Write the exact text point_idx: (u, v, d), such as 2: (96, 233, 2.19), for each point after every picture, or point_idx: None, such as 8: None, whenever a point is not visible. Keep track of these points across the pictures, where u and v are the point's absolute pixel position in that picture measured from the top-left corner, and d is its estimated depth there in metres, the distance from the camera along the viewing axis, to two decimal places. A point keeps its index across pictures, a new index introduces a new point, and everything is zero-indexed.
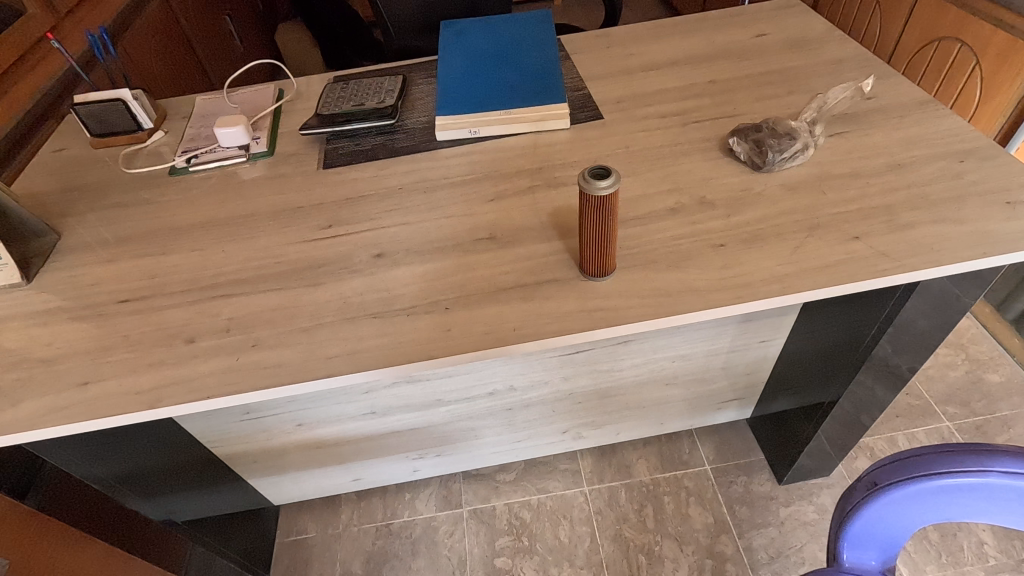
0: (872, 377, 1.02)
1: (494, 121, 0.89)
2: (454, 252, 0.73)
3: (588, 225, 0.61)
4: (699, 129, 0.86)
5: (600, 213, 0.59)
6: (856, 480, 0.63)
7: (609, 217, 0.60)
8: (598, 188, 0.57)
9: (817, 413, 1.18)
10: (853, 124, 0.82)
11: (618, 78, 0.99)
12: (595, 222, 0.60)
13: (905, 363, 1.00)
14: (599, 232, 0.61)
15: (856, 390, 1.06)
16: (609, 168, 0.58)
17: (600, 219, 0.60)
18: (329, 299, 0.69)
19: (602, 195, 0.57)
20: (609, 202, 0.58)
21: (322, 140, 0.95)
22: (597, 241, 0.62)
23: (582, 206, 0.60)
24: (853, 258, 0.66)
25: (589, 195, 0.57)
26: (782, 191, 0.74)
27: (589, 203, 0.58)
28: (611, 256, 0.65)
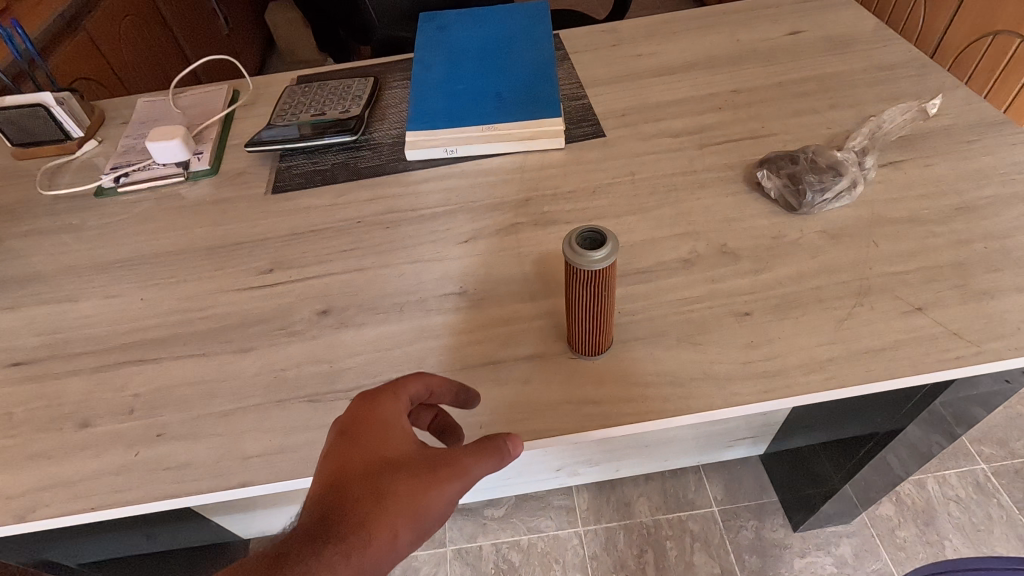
0: (926, 431, 0.85)
1: (475, 140, 0.75)
2: (415, 311, 0.60)
3: (575, 301, 0.48)
4: (720, 153, 0.71)
5: (590, 288, 0.46)
6: None
7: (603, 292, 0.46)
8: (589, 261, 0.43)
9: (842, 468, 1.04)
10: (909, 152, 0.67)
11: (625, 84, 0.84)
12: (583, 298, 0.47)
13: (965, 416, 0.83)
14: (589, 309, 0.48)
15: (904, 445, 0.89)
16: (603, 233, 0.44)
17: (591, 295, 0.46)
18: (259, 372, 0.56)
19: (593, 270, 0.43)
20: (604, 276, 0.45)
21: (274, 156, 0.80)
22: (587, 318, 0.49)
23: (567, 277, 0.46)
24: (914, 339, 0.52)
25: (576, 268, 0.44)
26: (823, 241, 0.60)
27: (576, 276, 0.45)
28: (604, 334, 0.51)
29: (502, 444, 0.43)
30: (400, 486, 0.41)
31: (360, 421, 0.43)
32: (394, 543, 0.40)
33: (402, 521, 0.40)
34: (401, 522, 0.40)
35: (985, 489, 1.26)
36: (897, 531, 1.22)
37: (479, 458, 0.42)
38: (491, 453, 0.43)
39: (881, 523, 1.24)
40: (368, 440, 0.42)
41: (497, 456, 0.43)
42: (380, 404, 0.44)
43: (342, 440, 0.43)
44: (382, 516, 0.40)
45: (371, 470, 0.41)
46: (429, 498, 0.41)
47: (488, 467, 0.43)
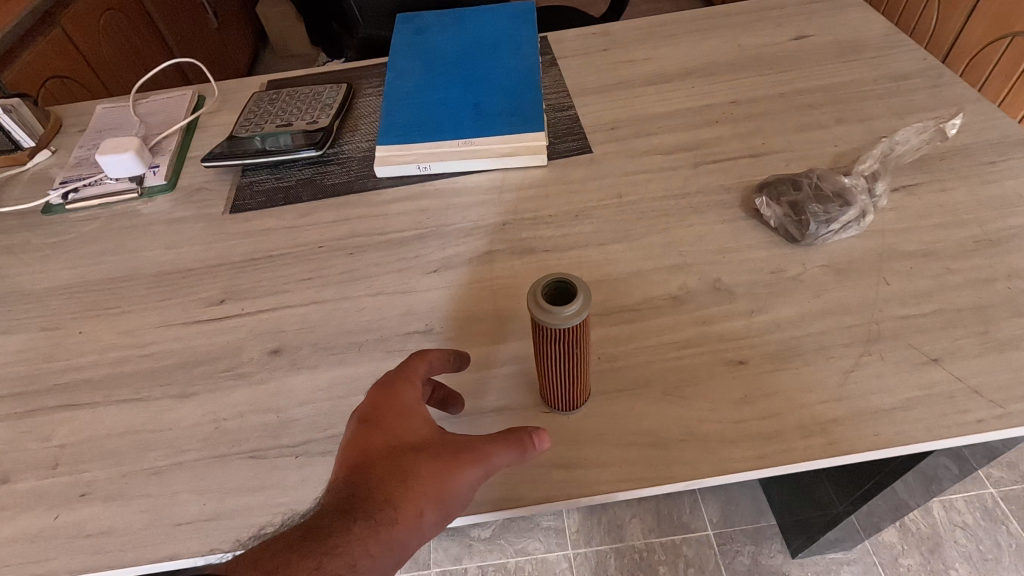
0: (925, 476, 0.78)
1: (449, 156, 0.69)
2: (375, 351, 0.54)
3: (547, 359, 0.43)
4: (716, 173, 0.65)
5: (563, 345, 0.41)
6: None
7: (578, 348, 0.42)
8: (561, 318, 0.38)
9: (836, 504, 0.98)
10: (923, 175, 0.61)
11: (615, 93, 0.78)
12: (557, 355, 0.42)
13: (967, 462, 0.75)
14: (564, 366, 0.43)
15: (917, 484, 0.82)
16: (570, 282, 0.40)
17: (565, 353, 0.42)
18: (199, 421, 0.51)
19: (566, 326, 0.39)
20: (578, 332, 0.40)
21: (236, 170, 0.75)
22: (563, 376, 0.44)
23: (536, 336, 0.41)
24: (929, 397, 0.46)
25: (547, 326, 0.39)
26: (828, 277, 0.54)
27: (547, 335, 0.40)
28: (581, 390, 0.47)
29: (525, 436, 0.42)
30: (424, 468, 0.40)
31: (378, 407, 0.43)
32: (419, 524, 0.40)
33: (426, 502, 0.40)
34: (425, 503, 0.40)
35: (993, 515, 1.20)
36: (900, 559, 1.17)
37: (501, 446, 0.42)
38: (515, 443, 0.42)
39: (884, 550, 1.19)
40: (390, 425, 0.42)
41: (521, 446, 0.42)
42: (398, 392, 0.44)
43: (363, 426, 0.42)
44: (408, 498, 0.39)
45: (395, 453, 0.41)
46: (453, 483, 0.41)
47: (512, 456, 0.42)
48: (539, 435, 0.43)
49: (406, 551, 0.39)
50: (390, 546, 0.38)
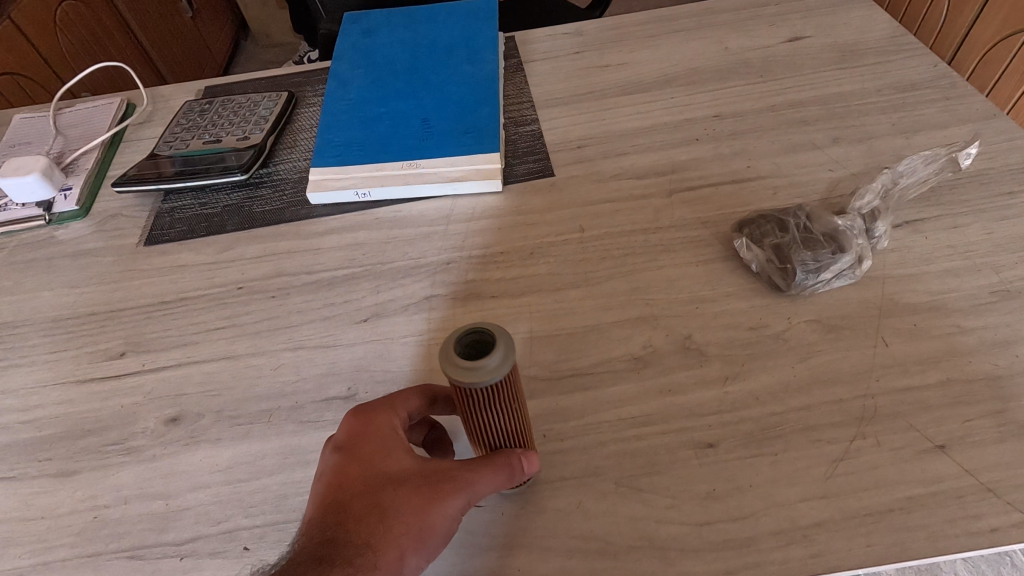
0: None
1: (390, 182, 0.60)
2: (286, 422, 0.46)
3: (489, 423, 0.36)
4: (692, 203, 0.57)
5: (508, 396, 0.34)
6: None
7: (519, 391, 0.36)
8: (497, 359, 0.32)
9: None
10: (930, 209, 0.53)
11: (583, 105, 0.69)
12: (496, 415, 0.35)
13: None
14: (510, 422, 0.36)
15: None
16: (480, 331, 0.33)
17: (507, 410, 0.35)
18: (76, 509, 0.44)
19: (513, 358, 0.32)
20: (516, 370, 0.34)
21: (158, 194, 0.67)
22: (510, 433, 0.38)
23: (467, 408, 0.34)
24: (933, 496, 0.38)
25: (491, 380, 0.31)
26: (816, 337, 0.46)
27: (487, 395, 0.33)
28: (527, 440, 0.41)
29: (514, 456, 0.37)
30: (404, 504, 0.35)
31: (356, 434, 0.38)
32: (403, 565, 0.35)
33: (408, 541, 0.35)
34: (407, 543, 0.35)
35: None
36: None
37: (493, 468, 0.37)
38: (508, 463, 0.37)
39: None
40: (368, 455, 0.37)
41: (513, 468, 0.37)
42: (373, 418, 0.38)
43: (338, 456, 0.37)
44: (392, 537, 0.35)
45: (373, 486, 0.36)
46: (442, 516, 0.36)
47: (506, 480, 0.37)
48: (530, 456, 0.38)
49: None
50: None
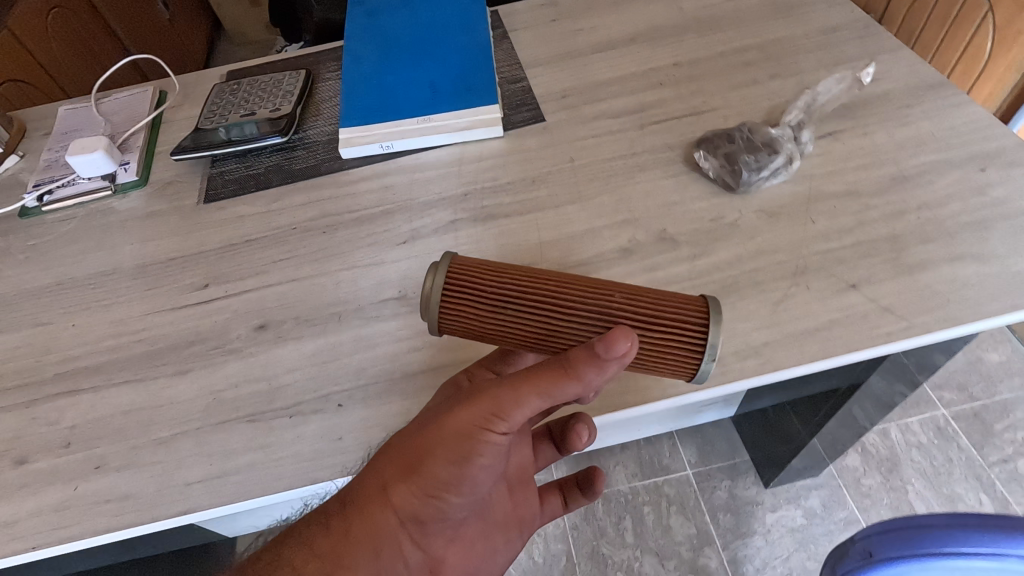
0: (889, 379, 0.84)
1: (410, 134, 0.72)
2: (354, 320, 0.58)
3: (509, 323, 0.44)
4: (661, 132, 0.70)
5: (490, 292, 0.44)
6: None
7: (509, 275, 0.44)
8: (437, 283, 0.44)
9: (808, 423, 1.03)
10: (848, 121, 0.67)
11: (563, 63, 0.82)
12: (496, 319, 0.44)
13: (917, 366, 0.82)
14: (530, 309, 0.43)
15: (872, 399, 0.90)
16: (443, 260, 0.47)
17: (501, 311, 0.44)
18: (196, 394, 0.55)
19: (445, 273, 0.44)
20: (471, 266, 0.45)
21: (206, 162, 0.77)
22: (554, 319, 0.43)
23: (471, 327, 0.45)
24: (849, 317, 0.52)
25: (442, 294, 0.44)
26: (761, 220, 0.59)
27: (458, 307, 0.44)
28: (641, 313, 0.42)
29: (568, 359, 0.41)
30: (407, 441, 0.45)
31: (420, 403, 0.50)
32: (394, 492, 0.45)
33: (398, 471, 0.45)
34: (396, 472, 0.45)
35: (945, 434, 1.31)
36: (862, 480, 1.27)
37: (539, 377, 0.42)
38: (575, 360, 0.40)
39: (847, 474, 1.28)
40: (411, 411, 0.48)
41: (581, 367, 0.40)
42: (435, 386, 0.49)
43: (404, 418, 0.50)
44: (388, 468, 0.45)
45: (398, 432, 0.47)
46: (445, 444, 0.44)
47: (566, 383, 0.41)
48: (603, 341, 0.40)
49: (373, 522, 0.45)
50: (361, 512, 0.45)
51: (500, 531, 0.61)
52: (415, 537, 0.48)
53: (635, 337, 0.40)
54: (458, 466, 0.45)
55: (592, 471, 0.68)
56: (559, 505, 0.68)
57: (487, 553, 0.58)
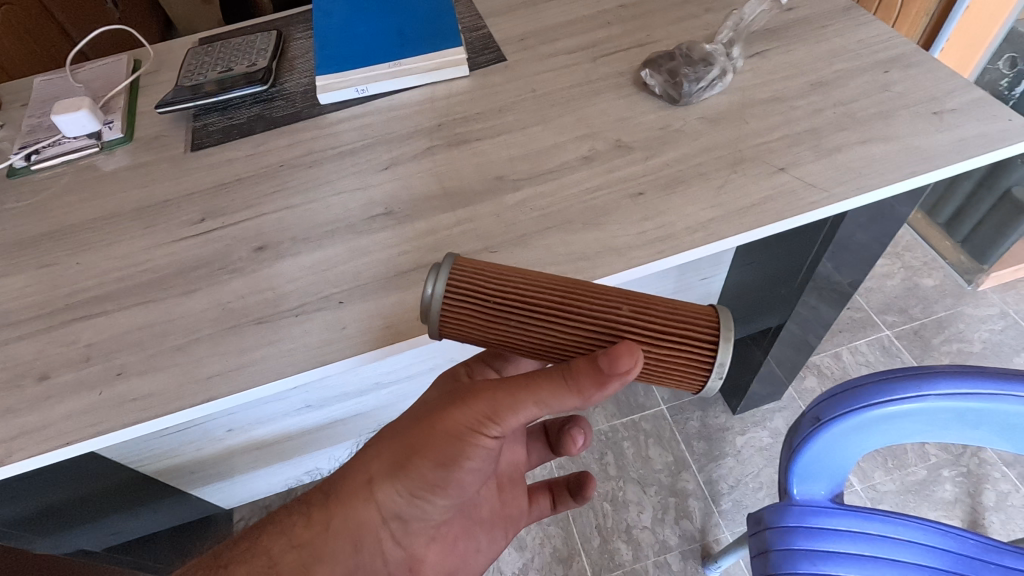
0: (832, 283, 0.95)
1: (383, 77, 0.78)
2: (346, 235, 0.64)
3: (512, 331, 0.43)
4: (611, 62, 0.77)
5: (495, 298, 0.43)
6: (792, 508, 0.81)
7: (514, 281, 0.43)
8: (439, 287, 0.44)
9: (765, 339, 1.13)
10: (773, 41, 0.76)
11: (520, 12, 0.88)
12: (499, 327, 0.44)
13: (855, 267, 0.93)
14: (534, 320, 0.43)
15: (819, 304, 1.01)
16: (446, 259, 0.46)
17: (504, 320, 0.43)
18: (205, 307, 0.60)
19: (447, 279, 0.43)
20: (476, 269, 0.44)
21: (189, 117, 0.81)
22: (558, 330, 0.43)
23: (471, 333, 0.45)
24: (780, 192, 0.60)
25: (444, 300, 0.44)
26: (702, 125, 0.68)
27: (460, 314, 0.44)
28: (649, 326, 0.42)
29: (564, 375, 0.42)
30: (399, 442, 0.51)
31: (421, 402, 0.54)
32: (380, 487, 0.52)
33: (387, 468, 0.52)
34: (384, 469, 0.52)
35: (890, 351, 1.43)
36: None
37: (535, 388, 0.44)
38: (578, 373, 0.41)
39: (806, 395, 1.39)
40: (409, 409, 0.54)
41: (579, 385, 0.42)
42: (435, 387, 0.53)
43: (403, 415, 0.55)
44: (377, 466, 0.52)
45: (393, 432, 0.53)
46: (432, 448, 0.49)
47: (564, 395, 0.43)
48: (605, 358, 0.40)
49: (359, 508, 0.53)
50: (350, 501, 0.53)
51: (483, 530, 0.68)
52: (396, 532, 0.56)
53: (640, 354, 0.40)
54: (443, 470, 0.50)
55: (584, 478, 0.76)
56: (548, 505, 0.77)
57: (470, 549, 0.66)
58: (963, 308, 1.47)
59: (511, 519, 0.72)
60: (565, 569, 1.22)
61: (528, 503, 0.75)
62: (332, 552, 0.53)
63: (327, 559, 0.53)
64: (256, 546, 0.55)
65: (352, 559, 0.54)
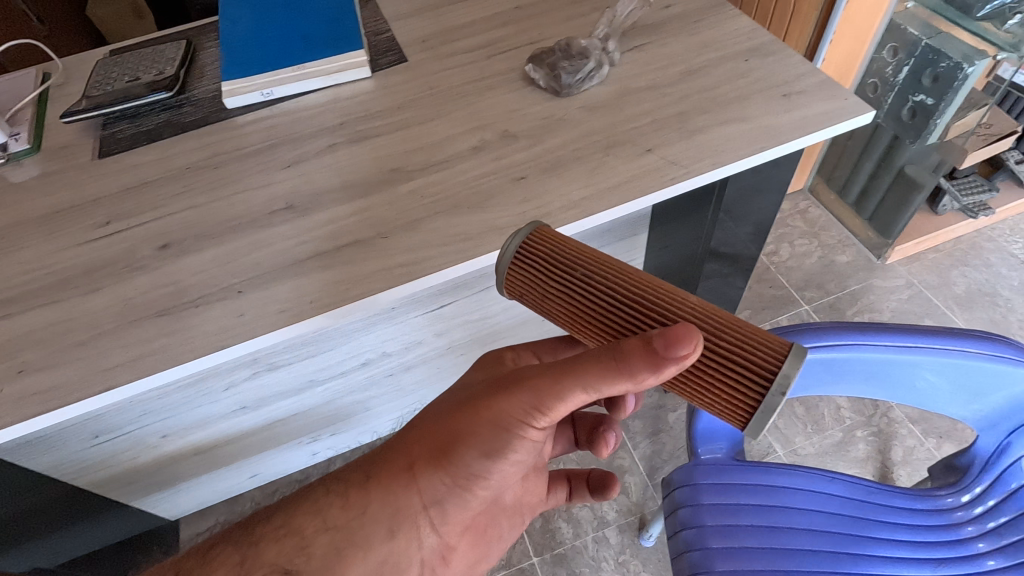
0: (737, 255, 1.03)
1: (287, 79, 0.81)
2: (247, 230, 0.67)
3: (574, 300, 0.46)
4: (504, 60, 0.83)
5: (565, 264, 0.47)
6: (699, 473, 0.86)
7: (588, 251, 0.48)
8: (516, 246, 0.50)
9: None
10: (650, 36, 0.82)
11: (423, 15, 0.93)
12: (564, 292, 0.47)
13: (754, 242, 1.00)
14: (596, 290, 0.45)
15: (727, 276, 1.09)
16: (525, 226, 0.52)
17: (569, 283, 0.47)
18: (109, 304, 0.62)
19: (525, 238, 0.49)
20: (552, 236, 0.50)
21: (98, 126, 0.83)
22: (617, 303, 0.45)
23: (538, 294, 0.49)
24: (646, 171, 0.66)
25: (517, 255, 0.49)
26: (583, 113, 0.73)
27: (532, 271, 0.49)
28: (712, 323, 0.43)
29: (619, 357, 0.42)
30: (449, 425, 0.52)
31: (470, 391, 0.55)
32: (422, 470, 0.52)
33: (431, 449, 0.52)
34: (427, 451, 0.52)
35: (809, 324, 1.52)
36: None
37: (585, 370, 0.44)
38: (631, 354, 0.41)
39: None
40: (461, 395, 0.55)
41: (633, 369, 0.41)
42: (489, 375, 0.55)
43: (450, 401, 0.56)
44: (420, 450, 0.53)
45: (440, 416, 0.54)
46: (480, 433, 0.50)
47: (615, 379, 0.42)
48: (664, 340, 0.39)
49: (398, 493, 0.52)
50: (387, 489, 0.53)
51: (505, 518, 0.69)
52: (437, 523, 0.54)
53: (699, 342, 0.39)
54: (487, 458, 0.51)
55: (606, 478, 0.74)
56: (563, 497, 0.77)
57: (492, 536, 0.67)
58: (873, 281, 1.58)
59: (529, 508, 0.73)
60: (509, 552, 1.25)
61: (546, 492, 0.75)
62: (366, 537, 0.51)
63: (360, 544, 0.51)
64: (283, 524, 0.52)
65: (385, 546, 0.52)
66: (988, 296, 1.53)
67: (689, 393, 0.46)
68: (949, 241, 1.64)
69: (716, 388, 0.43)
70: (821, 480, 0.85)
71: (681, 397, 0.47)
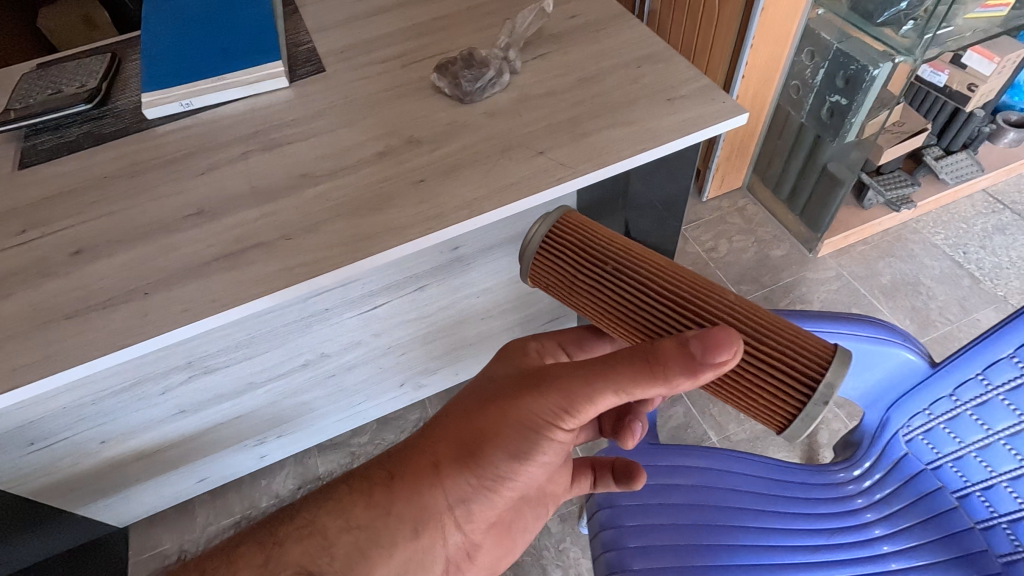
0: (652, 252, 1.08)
1: (205, 90, 0.84)
2: (158, 235, 0.70)
3: (600, 282, 0.60)
4: (416, 69, 0.87)
5: (593, 254, 0.61)
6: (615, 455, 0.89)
7: (619, 243, 0.62)
8: (548, 231, 0.66)
9: None
10: (553, 45, 0.87)
11: (343, 27, 0.97)
12: (600, 274, 0.60)
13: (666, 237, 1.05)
14: (628, 277, 0.58)
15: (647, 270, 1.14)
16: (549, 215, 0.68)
17: (602, 266, 0.60)
18: (19, 309, 0.65)
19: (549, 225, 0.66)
20: (580, 225, 0.65)
21: (20, 138, 0.85)
22: (648, 294, 0.56)
23: (570, 272, 0.63)
24: (536, 172, 0.71)
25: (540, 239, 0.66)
26: (483, 119, 0.78)
27: (556, 250, 0.65)
28: (747, 326, 0.52)
29: (659, 365, 0.47)
30: (479, 425, 0.55)
31: (495, 391, 0.59)
32: (449, 469, 0.55)
33: (460, 449, 0.55)
34: (455, 451, 0.55)
35: None
36: None
37: (619, 376, 0.49)
38: (667, 359, 0.46)
39: None
40: (489, 394, 0.58)
41: (670, 377, 0.46)
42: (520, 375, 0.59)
43: (476, 401, 0.59)
44: (447, 450, 0.56)
45: (470, 415, 0.57)
46: (512, 434, 0.54)
47: (652, 385, 0.47)
48: (708, 350, 0.45)
49: (426, 494, 0.55)
50: (416, 490, 0.55)
51: (528, 509, 0.70)
52: (461, 522, 0.56)
53: (736, 352, 0.45)
54: (516, 459, 0.54)
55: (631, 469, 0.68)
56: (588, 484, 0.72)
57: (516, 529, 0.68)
58: (805, 273, 1.65)
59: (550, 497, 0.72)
60: None
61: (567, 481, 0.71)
62: (390, 538, 0.53)
63: (382, 546, 0.53)
64: (307, 524, 0.54)
65: (411, 544, 0.54)
66: (911, 285, 1.61)
67: (730, 398, 0.54)
68: (876, 234, 1.72)
69: (753, 390, 0.51)
70: (732, 458, 0.88)
71: (721, 400, 0.55)
